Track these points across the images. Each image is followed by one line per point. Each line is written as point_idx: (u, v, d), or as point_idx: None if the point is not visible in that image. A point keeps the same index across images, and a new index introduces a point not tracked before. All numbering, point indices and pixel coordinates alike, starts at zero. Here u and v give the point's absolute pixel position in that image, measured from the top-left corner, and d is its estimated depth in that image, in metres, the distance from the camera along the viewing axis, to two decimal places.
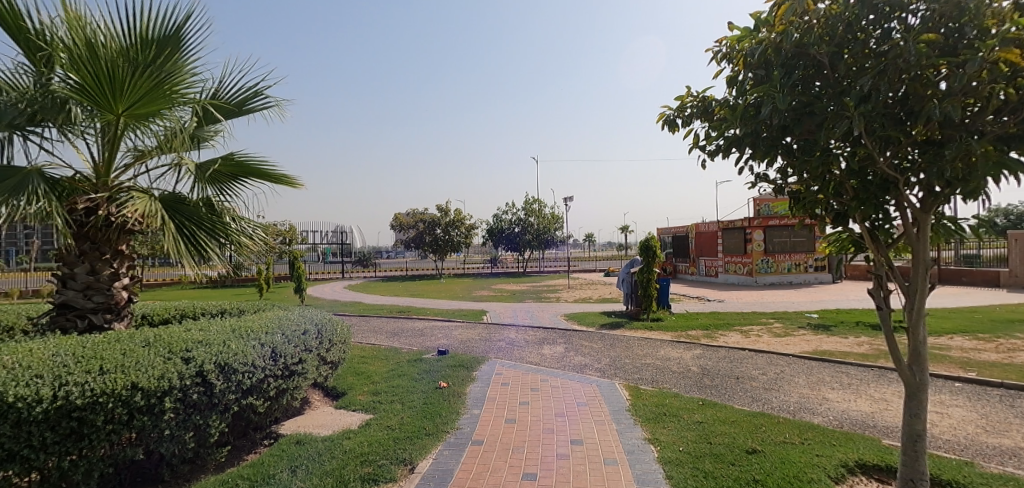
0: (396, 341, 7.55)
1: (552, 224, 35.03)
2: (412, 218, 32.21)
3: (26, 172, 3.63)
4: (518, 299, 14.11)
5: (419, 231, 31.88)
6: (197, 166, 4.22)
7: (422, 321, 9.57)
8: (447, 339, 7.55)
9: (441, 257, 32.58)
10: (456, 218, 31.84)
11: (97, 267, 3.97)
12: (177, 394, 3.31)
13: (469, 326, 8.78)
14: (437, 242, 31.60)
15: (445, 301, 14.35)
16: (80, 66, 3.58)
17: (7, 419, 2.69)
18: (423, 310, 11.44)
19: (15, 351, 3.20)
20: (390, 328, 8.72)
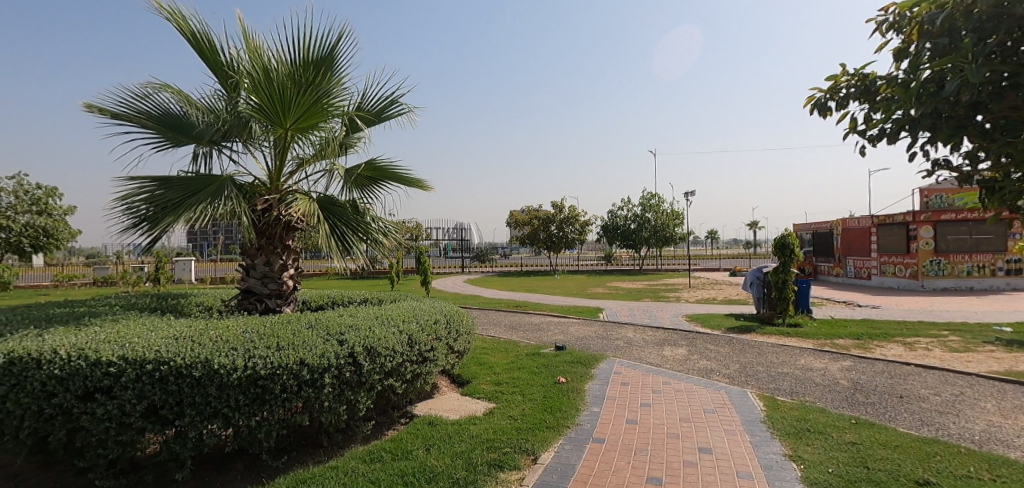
0: (515, 334, 7.79)
1: (671, 220, 33.29)
2: (527, 215, 32.91)
3: (221, 180, 4.40)
4: (636, 298, 13.74)
5: (534, 228, 32.43)
6: (345, 171, 4.75)
7: (539, 316, 9.71)
8: (565, 335, 7.59)
9: (554, 253, 32.87)
10: (570, 215, 31.83)
11: (271, 258, 4.66)
12: (334, 371, 3.79)
13: (585, 323, 8.75)
14: (551, 238, 31.91)
15: (562, 297, 14.47)
16: (259, 89, 4.23)
17: (214, 382, 3.38)
18: (540, 305, 11.65)
19: (217, 326, 3.92)
20: (508, 322, 8.99)
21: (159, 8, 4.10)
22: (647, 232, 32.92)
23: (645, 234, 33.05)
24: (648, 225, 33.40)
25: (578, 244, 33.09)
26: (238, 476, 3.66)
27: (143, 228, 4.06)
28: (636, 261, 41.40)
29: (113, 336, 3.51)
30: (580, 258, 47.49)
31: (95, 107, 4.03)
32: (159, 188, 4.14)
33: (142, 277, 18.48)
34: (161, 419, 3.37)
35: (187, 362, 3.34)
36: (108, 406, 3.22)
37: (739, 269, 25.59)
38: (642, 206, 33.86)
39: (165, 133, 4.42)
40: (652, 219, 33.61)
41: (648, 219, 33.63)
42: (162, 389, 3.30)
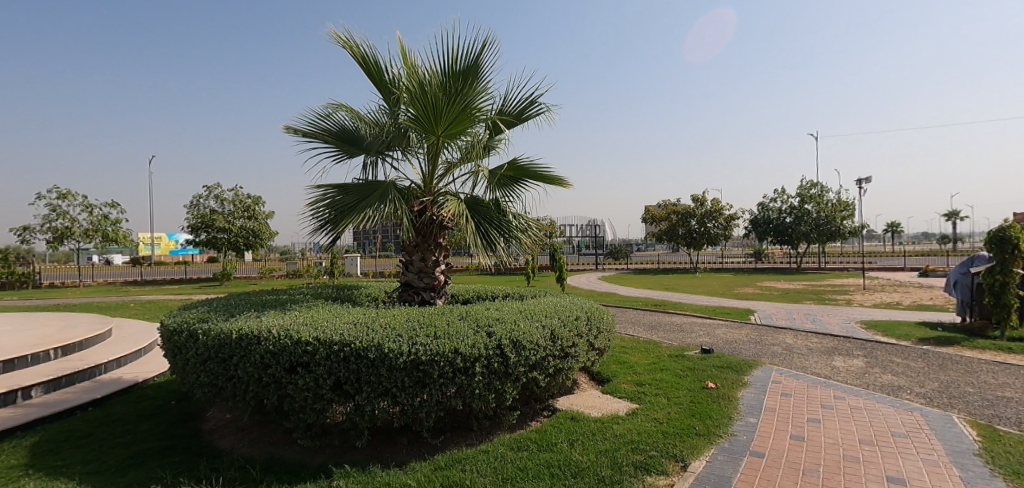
0: (656, 334, 7.51)
1: (836, 212, 29.14)
2: (665, 211, 31.66)
3: (385, 185, 4.91)
4: (794, 300, 12.30)
5: (672, 223, 30.97)
6: (490, 172, 5.02)
7: (681, 316, 9.23)
8: (712, 338, 7.10)
9: (693, 250, 30.99)
10: (713, 210, 29.74)
11: (426, 255, 5.10)
12: (484, 361, 4.03)
13: (733, 326, 8.09)
14: (692, 235, 30.10)
15: (706, 296, 13.58)
16: (415, 102, 4.65)
17: (385, 364, 3.81)
18: (682, 305, 11.06)
19: (386, 314, 4.42)
20: (647, 322, 8.71)
21: (337, 38, 4.75)
22: (807, 227, 29.23)
23: (803, 228, 29.38)
24: (806, 218, 29.63)
25: (723, 240, 30.74)
26: (403, 449, 4.09)
27: (326, 228, 4.72)
28: (789, 258, 37.00)
29: (309, 320, 4.16)
30: (720, 255, 43.94)
31: (292, 128, 4.77)
32: (340, 194, 4.79)
33: (324, 270, 21.74)
34: (344, 393, 3.91)
35: (364, 346, 3.83)
36: (307, 378, 3.82)
37: (931, 269, 21.41)
38: (801, 197, 30.25)
39: (341, 146, 5.08)
40: (811, 211, 29.76)
41: (807, 212, 29.77)
42: (345, 367, 3.83)
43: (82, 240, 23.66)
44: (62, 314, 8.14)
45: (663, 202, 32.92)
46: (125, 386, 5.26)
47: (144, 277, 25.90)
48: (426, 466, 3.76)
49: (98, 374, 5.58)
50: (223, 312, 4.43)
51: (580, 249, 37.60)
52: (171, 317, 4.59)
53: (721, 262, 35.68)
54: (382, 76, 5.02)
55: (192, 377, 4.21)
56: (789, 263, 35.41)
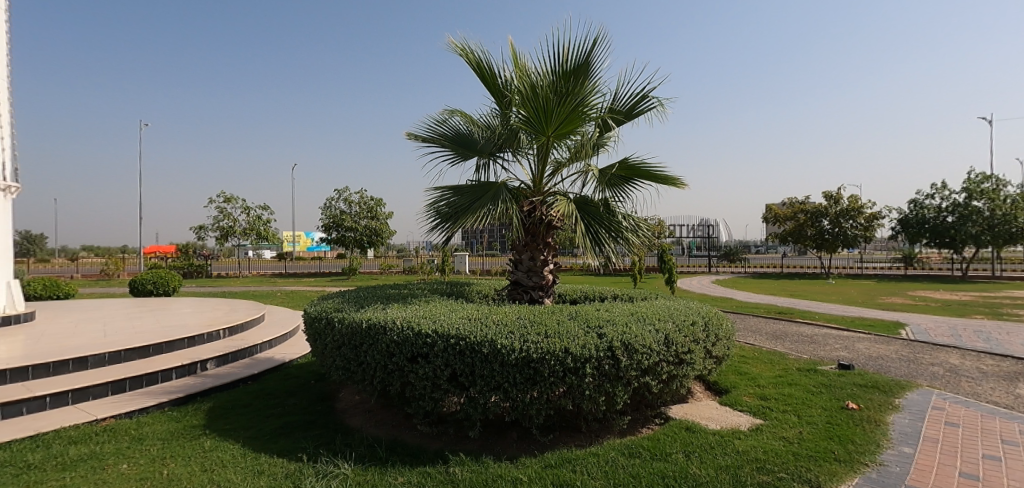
0: (782, 344, 6.87)
1: (1017, 211, 24.36)
2: (792, 210, 28.97)
3: (497, 186, 5.06)
4: (962, 314, 10.45)
5: (798, 224, 28.19)
6: (600, 171, 4.94)
7: (811, 327, 8.33)
8: (851, 353, 6.31)
9: (824, 253, 27.86)
10: (851, 208, 26.49)
11: (535, 255, 5.17)
12: (594, 362, 3.97)
13: (879, 340, 7.10)
14: (823, 236, 27.09)
15: (845, 305, 12.09)
16: (527, 103, 4.71)
17: (497, 360, 3.92)
18: (813, 314, 9.98)
19: (498, 311, 4.55)
20: (771, 331, 8.00)
21: (455, 48, 5.00)
22: (976, 228, 24.77)
23: (970, 228, 24.89)
24: (974, 217, 25.07)
25: (862, 241, 27.13)
26: (514, 443, 4.19)
27: (441, 228, 4.97)
28: (949, 264, 31.58)
29: (427, 314, 4.43)
30: (856, 259, 38.85)
31: (412, 133, 5.09)
32: (454, 195, 5.02)
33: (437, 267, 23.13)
34: (460, 384, 4.09)
35: (478, 340, 3.98)
36: (426, 369, 4.06)
37: None
38: (968, 192, 25.77)
39: (456, 149, 5.33)
40: (983, 209, 25.20)
41: (976, 209, 25.28)
42: (461, 360, 4.00)
43: (242, 237, 27.80)
44: (230, 300, 9.62)
45: (788, 200, 30.09)
46: (276, 364, 6.06)
47: (287, 270, 29.67)
48: (536, 463, 3.81)
49: (256, 353, 6.50)
50: (354, 303, 4.89)
51: (690, 251, 35.66)
52: (312, 306, 5.18)
53: (857, 267, 31.56)
54: (495, 80, 5.17)
55: (329, 360, 4.70)
56: (948, 269, 30.16)
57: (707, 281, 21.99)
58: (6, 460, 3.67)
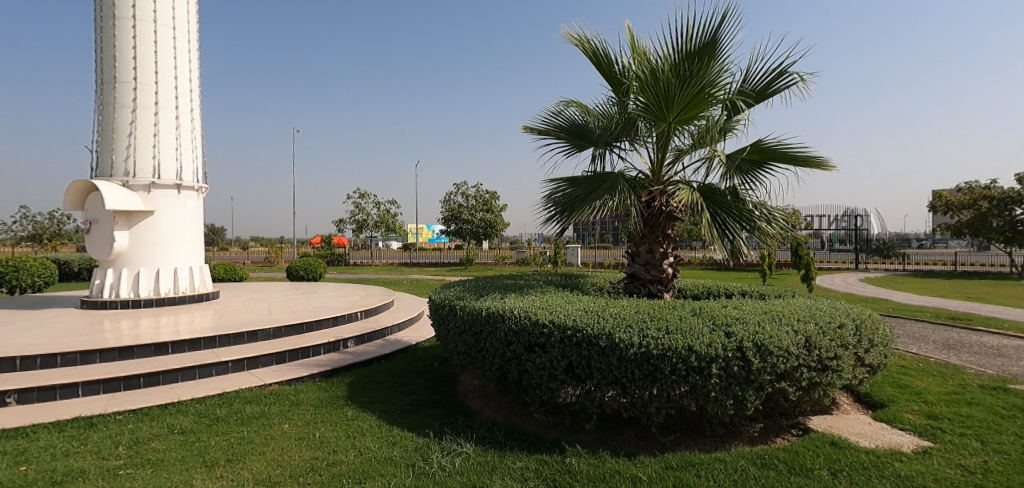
0: (957, 356, 5.81)
1: None
2: (970, 196, 24.39)
3: (614, 176, 4.94)
4: None
5: (978, 212, 23.59)
6: (727, 157, 4.58)
7: (999, 337, 6.91)
8: None
9: (1013, 249, 22.99)
10: None
11: (653, 247, 4.97)
12: (721, 363, 3.69)
13: None
14: (1013, 228, 22.36)
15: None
16: (646, 90, 4.50)
17: (615, 354, 3.83)
18: (1001, 322, 8.27)
19: (615, 304, 4.46)
20: (942, 339, 6.81)
21: (571, 38, 4.96)
22: None
23: None
24: None
25: None
26: (631, 441, 4.09)
27: (556, 219, 4.97)
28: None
29: (544, 304, 4.48)
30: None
31: (528, 126, 5.16)
32: (570, 186, 5.00)
33: (550, 258, 23.44)
34: (576, 376, 4.08)
35: (595, 333, 3.93)
36: (543, 359, 4.12)
37: None
38: None
39: (571, 140, 5.30)
40: None
41: None
42: (577, 352, 3.98)
43: (374, 229, 30.82)
44: (366, 286, 10.70)
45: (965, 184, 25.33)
46: (404, 345, 6.61)
47: (410, 259, 32.26)
48: (655, 463, 3.68)
49: (387, 334, 7.15)
50: (474, 292, 5.13)
51: (829, 244, 31.76)
52: (436, 293, 5.54)
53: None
54: (612, 68, 5.04)
55: (452, 345, 5.00)
56: None
57: (853, 279, 19.41)
58: (202, 412, 4.50)
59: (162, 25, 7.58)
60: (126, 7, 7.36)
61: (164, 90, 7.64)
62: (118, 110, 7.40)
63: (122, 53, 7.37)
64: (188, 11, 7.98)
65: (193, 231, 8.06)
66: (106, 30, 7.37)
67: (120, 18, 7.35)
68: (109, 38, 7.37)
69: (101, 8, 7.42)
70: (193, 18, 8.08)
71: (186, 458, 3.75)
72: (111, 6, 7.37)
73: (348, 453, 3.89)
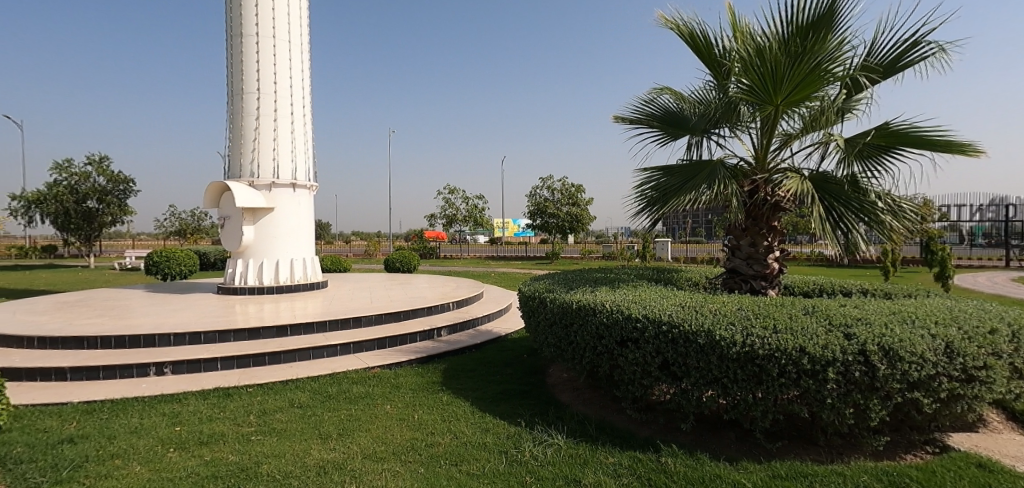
0: None
1: None
2: None
3: (713, 164, 4.67)
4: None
5: None
6: (846, 141, 4.14)
7: None
8: None
9: None
10: None
11: (757, 240, 4.63)
12: (839, 367, 3.35)
13: None
14: None
15: None
16: (750, 71, 4.18)
17: (715, 352, 3.62)
18: None
19: (714, 300, 4.22)
20: None
21: (666, 22, 4.76)
22: None
23: None
24: None
25: None
26: (732, 444, 3.86)
27: (648, 211, 4.79)
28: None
29: (637, 299, 4.36)
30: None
31: (619, 116, 5.04)
32: (664, 176, 4.79)
33: (637, 253, 22.76)
34: (672, 374, 3.93)
35: (694, 329, 3.74)
36: (636, 354, 4.01)
37: None
38: None
39: (666, 128, 5.08)
40: None
41: None
42: (673, 348, 3.82)
43: (462, 224, 31.97)
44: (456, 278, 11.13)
45: None
46: (494, 336, 6.78)
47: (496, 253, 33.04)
48: (761, 470, 3.44)
49: (477, 325, 7.39)
50: (564, 285, 5.12)
51: (968, 239, 27.52)
52: (526, 286, 5.61)
53: None
54: (711, 50, 4.76)
55: (542, 337, 5.04)
56: None
57: (1003, 279, 16.64)
58: (317, 389, 4.96)
59: (279, 39, 8.41)
60: (251, 26, 8.26)
61: (282, 97, 8.48)
62: (244, 118, 8.33)
63: (247, 67, 8.28)
64: (301, 24, 8.77)
65: (306, 225, 8.88)
66: (235, 48, 8.33)
67: (246, 36, 8.27)
68: (237, 54, 8.32)
69: (231, 28, 8.40)
70: (305, 31, 8.87)
71: (305, 430, 4.15)
72: (238, 25, 8.32)
73: (444, 436, 4.08)
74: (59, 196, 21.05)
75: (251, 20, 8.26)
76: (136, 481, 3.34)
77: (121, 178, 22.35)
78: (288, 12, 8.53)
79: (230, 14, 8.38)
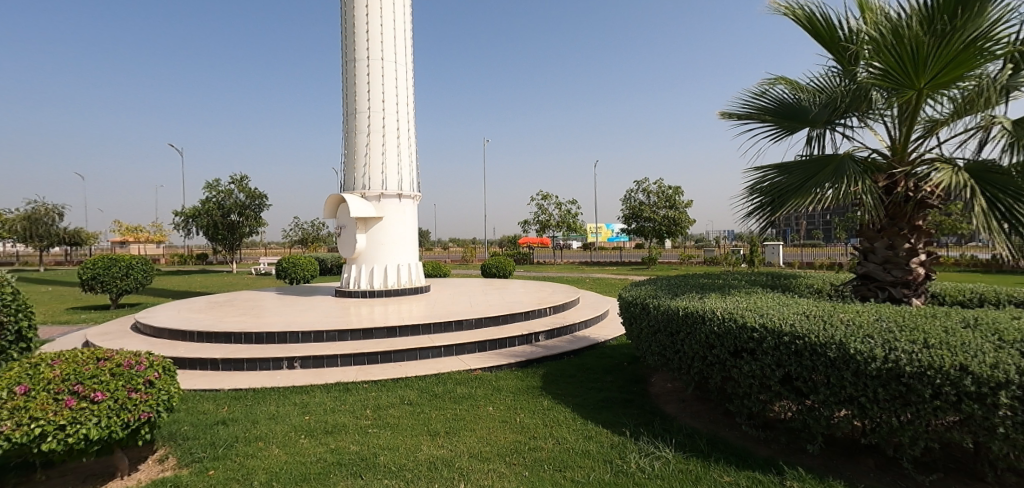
0: None
1: None
2: None
3: (840, 158, 4.23)
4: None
5: None
6: (1015, 125, 3.53)
7: None
8: None
9: None
10: None
11: (896, 242, 4.09)
12: (1016, 390, 2.77)
13: None
14: None
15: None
16: (885, 53, 3.70)
17: (850, 367, 3.23)
18: None
19: (846, 309, 3.79)
20: None
21: (779, 9, 4.41)
22: None
23: None
24: None
25: None
26: (871, 473, 3.42)
27: (759, 213, 4.42)
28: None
29: (752, 307, 4.05)
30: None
31: (726, 112, 4.75)
32: (779, 174, 4.42)
33: (744, 258, 21.16)
34: (796, 390, 3.57)
35: (822, 341, 3.36)
36: (753, 365, 3.72)
37: None
38: None
39: (781, 122, 4.69)
40: None
41: None
42: (797, 361, 3.48)
43: (555, 229, 32.11)
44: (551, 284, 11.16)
45: None
46: (592, 343, 6.69)
47: (587, 259, 32.65)
48: None
49: (575, 331, 7.34)
50: (668, 291, 4.92)
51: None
52: (626, 291, 5.47)
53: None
54: (834, 34, 4.31)
55: (645, 345, 4.87)
56: None
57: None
58: (424, 388, 5.23)
59: (386, 61, 9.10)
60: (362, 51, 9.03)
61: (389, 115, 9.14)
62: (356, 135, 9.10)
63: (359, 88, 9.06)
64: (405, 46, 9.41)
65: (411, 232, 9.46)
66: (349, 72, 9.16)
67: (357, 60, 9.06)
68: (351, 78, 9.14)
69: (345, 55, 9.24)
70: (408, 51, 9.50)
71: (415, 426, 4.39)
72: (352, 51, 9.13)
73: (547, 441, 4.08)
74: (210, 211, 24.54)
75: (362, 46, 9.03)
76: (275, 463, 3.76)
77: (256, 194, 25.50)
78: (393, 36, 9.21)
79: (344, 42, 9.23)
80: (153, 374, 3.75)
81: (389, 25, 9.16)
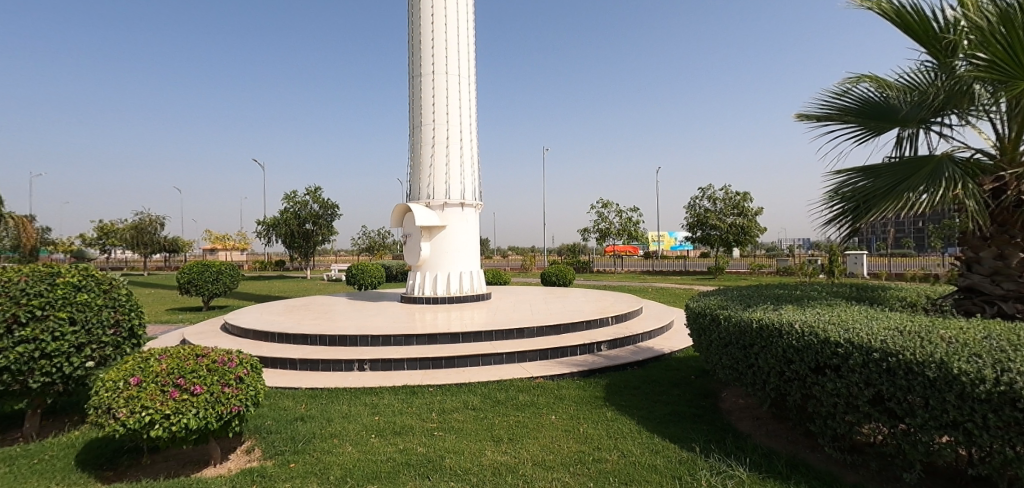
0: None
1: None
2: None
3: (937, 160, 3.88)
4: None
5: None
6: None
7: None
8: None
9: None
10: None
11: (1007, 252, 3.69)
12: None
13: None
14: None
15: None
16: (993, 43, 3.32)
17: (952, 389, 2.89)
18: None
19: (947, 326, 3.44)
20: None
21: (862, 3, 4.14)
22: None
23: None
24: None
25: None
26: None
27: (841, 220, 4.13)
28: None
29: (835, 320, 3.78)
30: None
31: (802, 113, 4.50)
32: (864, 178, 4.11)
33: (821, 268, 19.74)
34: (888, 412, 3.27)
35: (919, 359, 3.05)
36: (837, 383, 3.47)
37: None
38: None
39: (866, 122, 4.38)
40: None
41: None
42: (889, 380, 3.20)
43: (614, 237, 31.60)
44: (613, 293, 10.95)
45: None
46: (657, 354, 6.51)
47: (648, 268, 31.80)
48: None
49: (638, 342, 7.16)
50: (740, 302, 4.70)
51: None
52: (694, 302, 5.30)
53: None
54: (928, 26, 3.98)
55: (715, 358, 4.68)
56: None
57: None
58: (486, 393, 5.31)
59: (449, 74, 9.42)
60: (427, 66, 9.40)
61: (452, 126, 9.44)
62: (421, 146, 9.47)
63: (424, 101, 9.43)
64: (467, 58, 9.70)
65: (473, 241, 9.68)
66: (415, 86, 9.57)
67: (423, 75, 9.45)
68: (417, 92, 9.54)
69: (412, 70, 9.68)
70: (471, 64, 9.79)
71: (478, 431, 4.46)
72: (418, 67, 9.54)
73: (611, 453, 4.01)
74: (288, 220, 26.35)
75: (427, 61, 9.42)
76: (348, 459, 3.95)
77: (329, 205, 27.10)
78: (457, 49, 9.53)
79: (411, 58, 9.66)
80: (243, 371, 4.03)
81: (453, 39, 9.49)
